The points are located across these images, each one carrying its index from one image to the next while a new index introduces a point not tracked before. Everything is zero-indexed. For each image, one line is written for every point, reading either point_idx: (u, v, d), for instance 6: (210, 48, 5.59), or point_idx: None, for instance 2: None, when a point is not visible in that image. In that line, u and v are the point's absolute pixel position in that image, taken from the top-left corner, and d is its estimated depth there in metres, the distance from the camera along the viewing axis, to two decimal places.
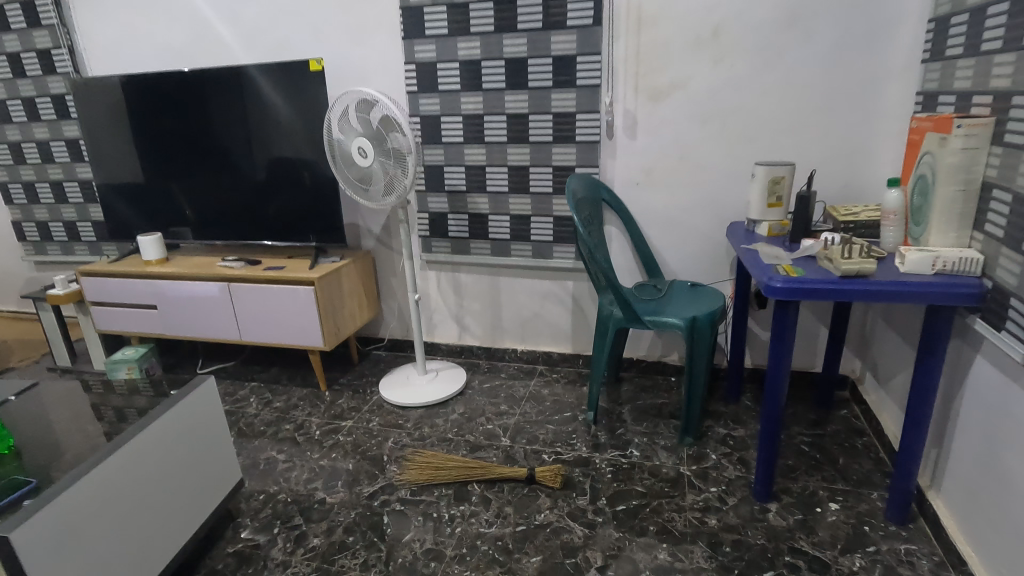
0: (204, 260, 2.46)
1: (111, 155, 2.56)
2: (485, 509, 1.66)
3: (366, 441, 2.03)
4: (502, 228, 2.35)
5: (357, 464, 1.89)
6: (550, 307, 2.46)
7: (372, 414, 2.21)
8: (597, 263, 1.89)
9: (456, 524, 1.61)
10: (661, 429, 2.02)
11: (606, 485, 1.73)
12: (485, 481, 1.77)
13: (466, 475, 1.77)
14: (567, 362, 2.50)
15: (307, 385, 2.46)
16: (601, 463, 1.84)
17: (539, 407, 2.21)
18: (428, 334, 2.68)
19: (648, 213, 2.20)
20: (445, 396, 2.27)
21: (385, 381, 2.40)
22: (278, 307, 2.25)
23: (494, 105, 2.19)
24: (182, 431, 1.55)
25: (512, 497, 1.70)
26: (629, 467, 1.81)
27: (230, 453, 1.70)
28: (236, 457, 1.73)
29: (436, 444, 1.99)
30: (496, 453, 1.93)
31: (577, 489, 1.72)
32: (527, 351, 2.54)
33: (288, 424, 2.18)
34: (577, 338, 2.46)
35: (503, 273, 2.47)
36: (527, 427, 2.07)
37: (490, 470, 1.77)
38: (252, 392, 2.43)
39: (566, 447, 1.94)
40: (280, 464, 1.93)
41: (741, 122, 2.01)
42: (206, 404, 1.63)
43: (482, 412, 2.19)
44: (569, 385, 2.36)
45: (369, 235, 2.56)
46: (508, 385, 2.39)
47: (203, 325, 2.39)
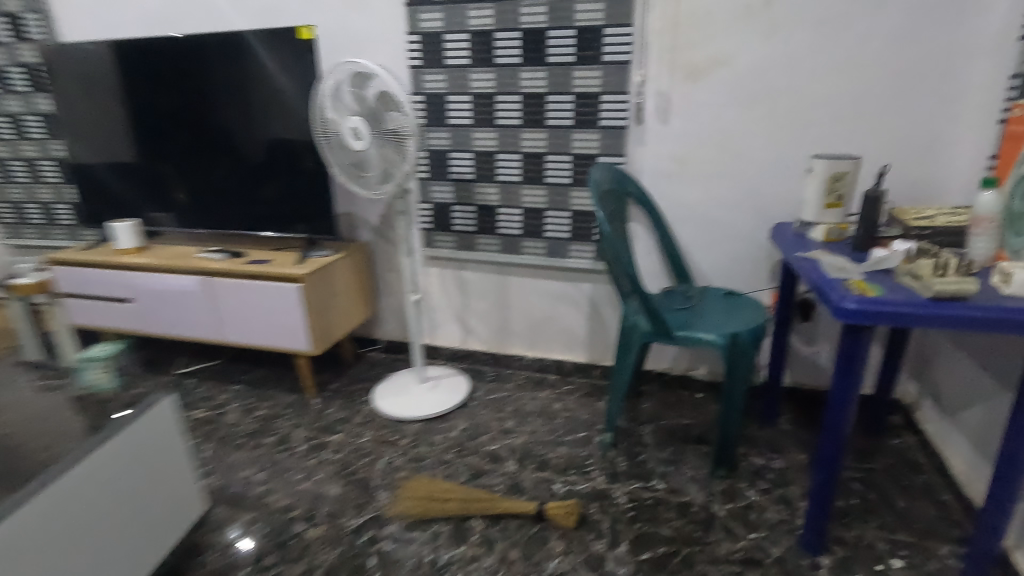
0: (183, 250, 2.23)
1: (86, 131, 2.34)
2: (488, 553, 1.44)
3: (355, 460, 1.81)
4: (513, 223, 2.10)
5: (343, 490, 1.68)
6: (564, 311, 2.21)
7: (364, 427, 1.99)
8: (624, 269, 1.63)
9: (453, 570, 1.39)
10: (689, 456, 1.78)
11: (627, 528, 1.50)
12: (487, 517, 1.55)
13: (465, 509, 1.54)
14: (580, 372, 2.26)
15: (294, 391, 2.24)
16: (620, 498, 1.61)
17: (550, 425, 1.97)
18: (429, 337, 2.45)
19: (680, 210, 1.95)
20: (446, 409, 2.05)
21: (379, 390, 2.17)
22: (261, 306, 2.02)
23: (508, 83, 1.93)
24: (132, 456, 1.32)
25: (518, 538, 1.48)
26: (653, 505, 1.58)
27: (187, 479, 1.49)
28: (193, 484, 1.51)
29: (433, 468, 1.77)
30: (501, 480, 1.70)
31: (594, 531, 1.49)
32: (537, 359, 2.30)
33: (271, 436, 1.96)
34: (592, 345, 2.22)
35: (513, 272, 2.22)
36: (537, 449, 1.85)
37: (493, 504, 1.54)
38: (234, 397, 2.21)
39: (580, 475, 1.71)
40: (257, 486, 1.72)
41: (793, 107, 1.74)
42: (166, 424, 1.42)
43: (486, 429, 1.96)
44: (583, 399, 2.13)
45: (365, 226, 2.32)
46: (514, 397, 2.16)
47: (180, 323, 2.17)
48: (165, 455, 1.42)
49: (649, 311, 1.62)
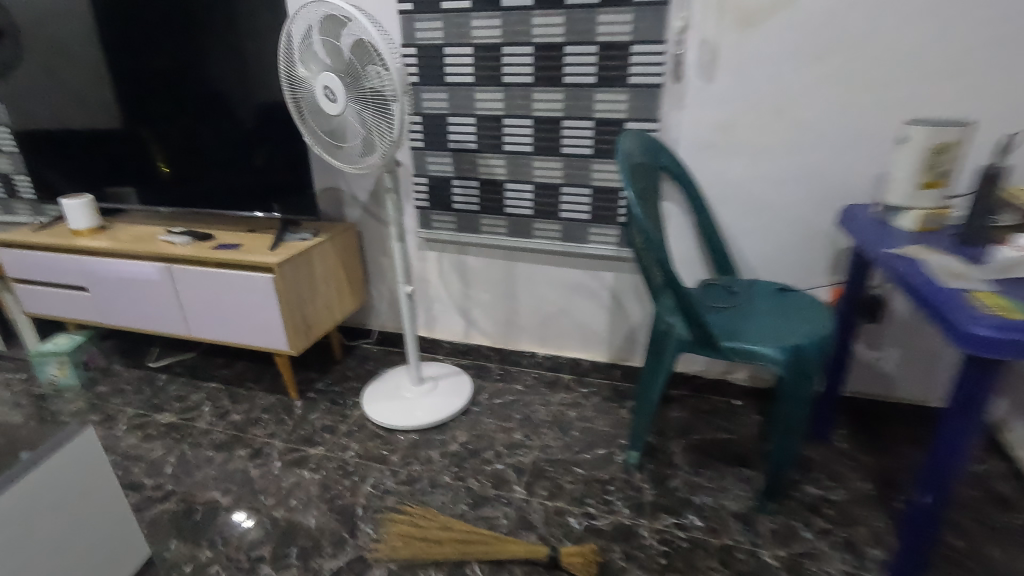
0: (145, 231, 1.95)
1: (31, 93, 2.03)
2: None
3: (338, 481, 1.56)
4: (523, 201, 1.79)
5: (321, 522, 1.43)
6: (582, 304, 1.91)
7: (350, 438, 1.73)
8: (661, 262, 1.32)
9: None
10: (729, 484, 1.50)
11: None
12: (489, 562, 1.29)
13: (465, 552, 1.29)
14: (599, 372, 1.97)
15: (275, 391, 1.98)
16: (650, 540, 1.34)
17: (564, 439, 1.70)
18: (427, 328, 2.17)
19: (724, 188, 1.61)
20: (444, 417, 1.78)
21: (370, 393, 1.91)
22: (230, 298, 1.74)
23: (518, 31, 1.59)
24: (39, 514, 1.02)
25: None
26: (690, 551, 1.31)
27: (130, 531, 1.20)
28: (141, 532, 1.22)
29: (427, 492, 1.51)
30: (506, 511, 1.44)
31: None
32: (549, 356, 2.02)
33: (244, 448, 1.71)
34: (613, 343, 1.93)
35: (523, 258, 1.92)
36: (549, 470, 1.58)
37: (497, 547, 1.28)
38: (207, 399, 1.96)
39: (601, 506, 1.44)
40: (221, 513, 1.47)
41: (874, 61, 1.39)
42: (95, 463, 1.12)
43: (490, 442, 1.69)
44: (602, 406, 1.85)
45: (353, 203, 2.01)
46: (523, 402, 1.89)
47: (143, 314, 1.90)
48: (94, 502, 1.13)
49: (691, 316, 1.32)
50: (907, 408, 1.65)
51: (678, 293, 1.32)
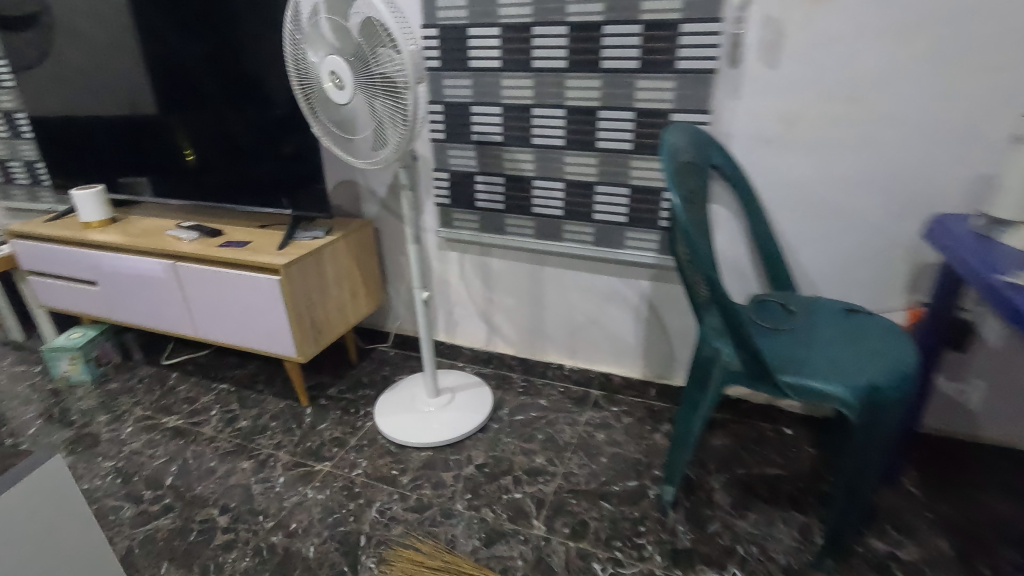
0: (155, 226, 1.86)
1: (46, 78, 1.96)
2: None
3: (343, 504, 1.44)
4: (552, 200, 1.62)
5: (321, 552, 1.31)
6: (615, 314, 1.74)
7: (359, 454, 1.61)
8: (710, 282, 1.12)
9: None
10: (779, 533, 1.31)
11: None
12: None
13: None
14: (631, 390, 1.80)
15: (286, 397, 1.88)
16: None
17: (590, 466, 1.54)
18: (447, 333, 2.03)
19: (782, 189, 1.40)
20: (461, 435, 1.64)
21: (383, 404, 1.78)
22: (236, 299, 1.63)
23: (551, 9, 1.40)
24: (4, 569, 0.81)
25: None
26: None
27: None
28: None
29: (437, 523, 1.37)
30: (523, 552, 1.29)
31: None
32: (577, 369, 1.86)
33: (248, 460, 1.61)
34: (648, 358, 1.75)
35: (552, 262, 1.75)
36: (572, 503, 1.42)
37: None
38: (217, 402, 1.88)
39: (629, 552, 1.28)
40: (218, 535, 1.37)
41: (978, 40, 1.16)
42: (68, 505, 0.84)
43: (509, 466, 1.55)
44: (633, 428, 1.68)
45: (370, 198, 1.88)
46: (546, 420, 1.73)
47: (151, 313, 1.81)
48: (75, 551, 0.86)
49: (743, 344, 1.12)
50: (991, 450, 1.42)
51: (729, 318, 1.12)
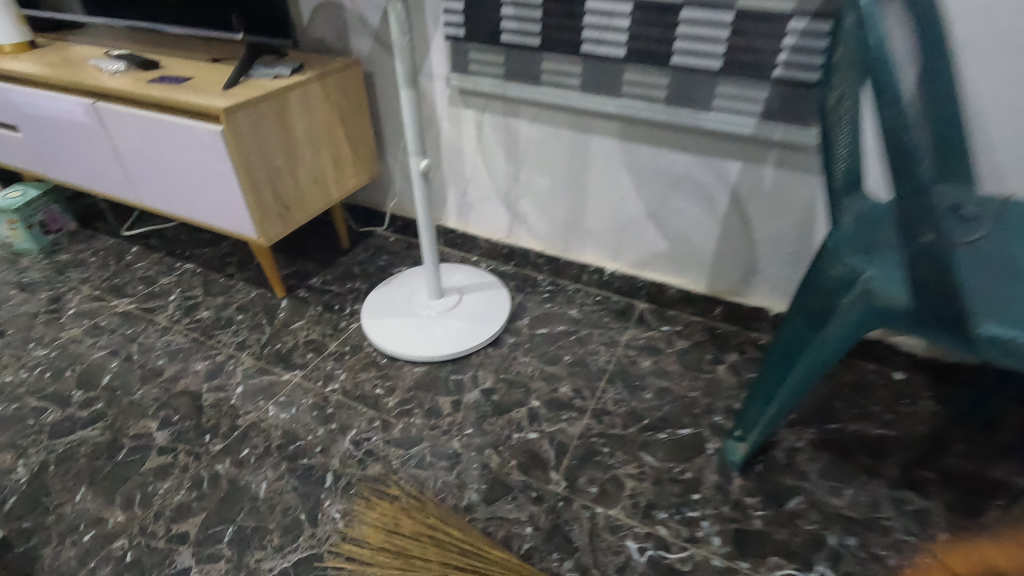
0: (81, 55, 1.42)
1: None
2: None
3: (310, 429, 1.13)
4: (611, 32, 1.11)
5: (274, 490, 1.02)
6: (681, 206, 1.29)
7: (337, 365, 1.29)
8: (905, 159, 0.65)
9: None
10: (886, 522, 0.96)
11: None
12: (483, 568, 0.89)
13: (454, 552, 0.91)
14: (688, 306, 1.40)
15: (259, 285, 1.54)
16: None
17: (630, 404, 1.18)
18: (459, 219, 1.61)
19: (994, 20, 0.86)
20: (466, 350, 1.29)
21: (373, 302, 1.43)
22: (176, 156, 1.23)
23: None
24: None
25: None
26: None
27: None
28: None
29: (424, 465, 1.06)
30: (533, 515, 0.97)
31: None
32: (620, 275, 1.45)
33: (202, 361, 1.30)
34: (718, 267, 1.33)
35: (602, 128, 1.28)
36: (603, 453, 1.08)
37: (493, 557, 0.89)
38: (177, 285, 1.55)
39: (675, 530, 0.95)
40: (152, 456, 1.08)
41: None
42: None
43: (525, 395, 1.20)
44: (688, 357, 1.30)
45: (360, 29, 1.38)
46: (577, 337, 1.36)
47: (84, 171, 1.43)
48: None
49: (934, 264, 0.68)
50: None
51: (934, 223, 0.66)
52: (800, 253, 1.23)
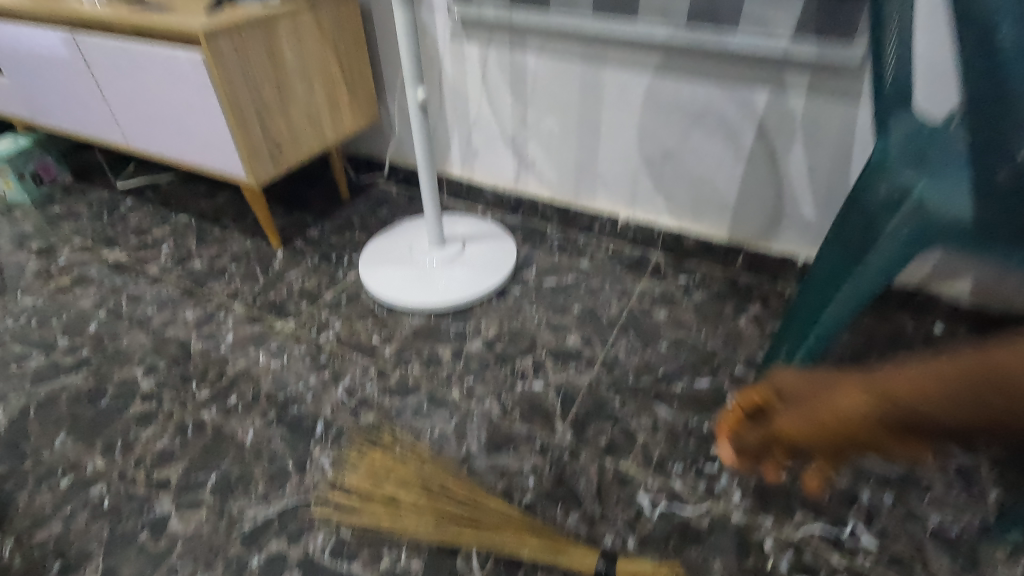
0: None
1: None
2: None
3: (302, 377, 1.07)
4: None
5: (261, 438, 0.96)
6: (702, 144, 1.19)
7: (333, 314, 1.22)
8: None
9: None
10: (927, 479, 0.87)
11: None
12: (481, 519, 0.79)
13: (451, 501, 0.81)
14: (707, 255, 1.30)
15: (254, 236, 1.48)
16: (782, 570, 0.76)
17: (643, 355, 1.10)
18: (464, 168, 1.52)
19: None
20: (469, 299, 1.21)
21: (372, 251, 1.35)
22: (161, 89, 1.16)
23: None
24: None
25: None
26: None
27: None
28: None
29: (421, 415, 0.99)
30: (537, 466, 0.90)
31: None
32: (634, 223, 1.35)
33: (192, 310, 1.24)
34: (741, 212, 1.23)
35: (617, 58, 1.17)
36: (614, 404, 1.00)
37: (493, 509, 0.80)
38: (170, 236, 1.49)
39: (691, 484, 0.87)
40: (135, 403, 1.03)
41: None
42: None
43: (530, 345, 1.12)
44: (707, 308, 1.20)
45: None
46: (587, 288, 1.27)
47: (71, 114, 1.37)
48: None
49: (1005, 165, 0.58)
50: None
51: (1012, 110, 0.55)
52: (833, 193, 1.12)
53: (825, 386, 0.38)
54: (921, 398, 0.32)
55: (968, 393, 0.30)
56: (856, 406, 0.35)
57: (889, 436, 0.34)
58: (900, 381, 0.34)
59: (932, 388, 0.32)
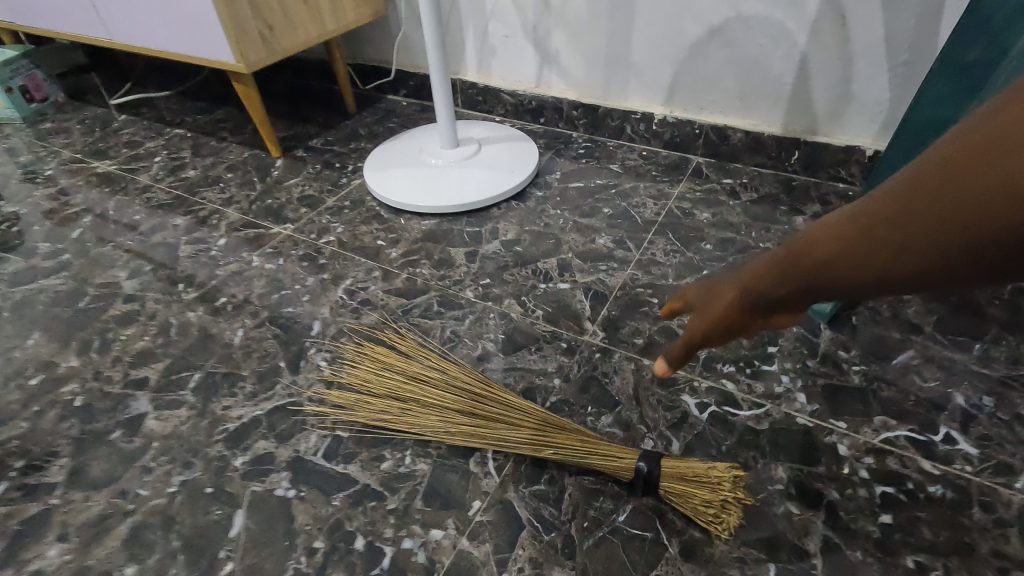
0: None
1: None
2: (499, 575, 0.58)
3: (299, 279, 0.95)
4: None
5: (251, 338, 0.85)
6: (756, 14, 1.02)
7: (335, 218, 1.10)
8: None
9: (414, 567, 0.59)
10: None
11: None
12: (493, 416, 0.67)
13: (463, 395, 0.70)
14: (756, 155, 1.14)
15: (252, 147, 1.36)
16: (862, 478, 0.63)
17: (684, 255, 0.96)
18: (480, 71, 1.37)
19: None
20: (486, 202, 1.08)
21: (380, 155, 1.22)
22: None
23: None
24: None
25: (576, 519, 0.61)
26: (965, 519, 0.59)
27: None
28: None
29: (430, 315, 0.87)
30: (563, 367, 0.78)
31: (773, 546, 0.58)
32: (672, 121, 1.19)
33: (182, 217, 1.13)
34: (799, 98, 1.07)
35: None
36: (652, 304, 0.87)
37: (510, 404, 0.68)
38: (164, 148, 1.38)
39: (746, 385, 0.74)
40: (116, 305, 0.93)
41: None
42: None
43: (555, 246, 0.99)
44: (756, 210, 1.05)
45: None
46: (618, 191, 1.12)
47: (52, 9, 1.26)
48: None
49: None
50: None
51: None
52: (915, 64, 0.95)
53: (717, 287, 0.43)
54: (773, 285, 0.36)
55: (798, 276, 0.33)
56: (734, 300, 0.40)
57: (765, 315, 0.39)
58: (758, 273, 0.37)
59: (781, 273, 0.35)
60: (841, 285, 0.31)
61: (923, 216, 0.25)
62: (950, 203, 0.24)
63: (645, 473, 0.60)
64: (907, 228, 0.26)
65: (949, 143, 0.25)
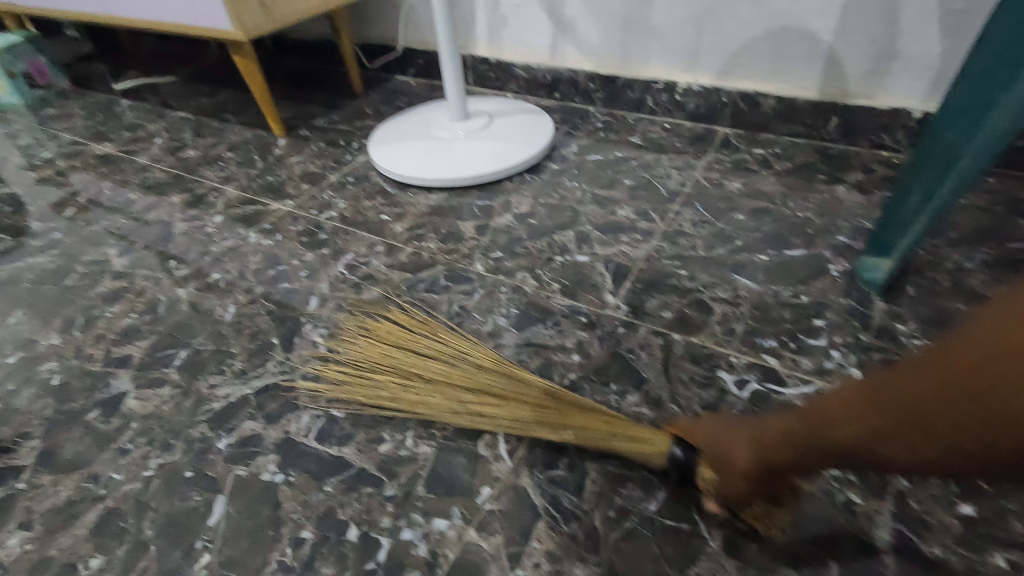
0: None
1: None
2: (511, 571, 0.50)
3: (298, 254, 0.89)
4: None
5: (243, 314, 0.78)
6: None
7: (337, 194, 1.03)
8: None
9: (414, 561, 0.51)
10: None
11: None
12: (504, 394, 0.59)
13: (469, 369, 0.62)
14: (790, 123, 1.06)
15: (255, 127, 1.30)
16: None
17: (714, 226, 0.87)
18: (491, 46, 1.30)
19: None
20: (497, 175, 1.01)
21: (386, 130, 1.16)
22: None
23: None
24: None
25: (600, 507, 0.54)
26: None
27: None
28: None
29: (437, 289, 0.80)
30: (583, 342, 0.70)
31: (832, 540, 0.50)
32: (696, 90, 1.11)
33: (180, 194, 1.08)
34: (835, 58, 0.98)
35: None
36: (680, 276, 0.79)
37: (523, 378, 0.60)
38: (165, 130, 1.34)
39: (790, 361, 0.65)
40: (105, 281, 0.87)
41: None
42: None
43: (571, 218, 0.91)
44: (792, 179, 0.96)
45: None
46: (639, 162, 1.05)
47: None
48: None
49: None
50: None
51: None
52: (969, 11, 0.86)
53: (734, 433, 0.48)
54: (800, 443, 0.41)
55: (827, 444, 0.39)
56: (754, 455, 0.45)
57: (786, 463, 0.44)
58: (776, 435, 0.43)
59: (801, 437, 0.41)
60: (865, 456, 0.36)
61: (940, 419, 0.31)
62: (956, 415, 0.30)
63: (681, 458, 0.51)
64: (926, 426, 0.32)
65: (939, 354, 0.32)
